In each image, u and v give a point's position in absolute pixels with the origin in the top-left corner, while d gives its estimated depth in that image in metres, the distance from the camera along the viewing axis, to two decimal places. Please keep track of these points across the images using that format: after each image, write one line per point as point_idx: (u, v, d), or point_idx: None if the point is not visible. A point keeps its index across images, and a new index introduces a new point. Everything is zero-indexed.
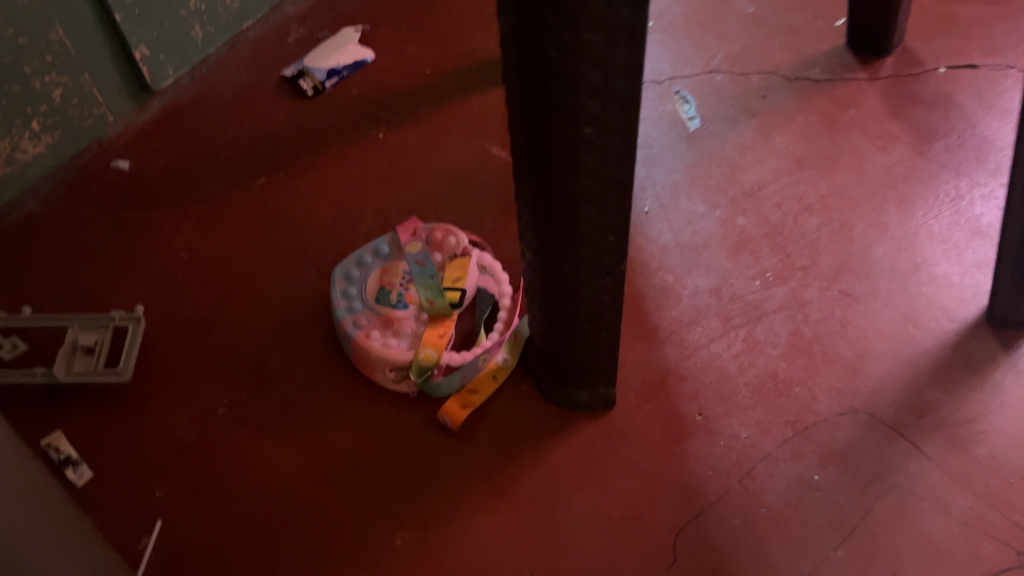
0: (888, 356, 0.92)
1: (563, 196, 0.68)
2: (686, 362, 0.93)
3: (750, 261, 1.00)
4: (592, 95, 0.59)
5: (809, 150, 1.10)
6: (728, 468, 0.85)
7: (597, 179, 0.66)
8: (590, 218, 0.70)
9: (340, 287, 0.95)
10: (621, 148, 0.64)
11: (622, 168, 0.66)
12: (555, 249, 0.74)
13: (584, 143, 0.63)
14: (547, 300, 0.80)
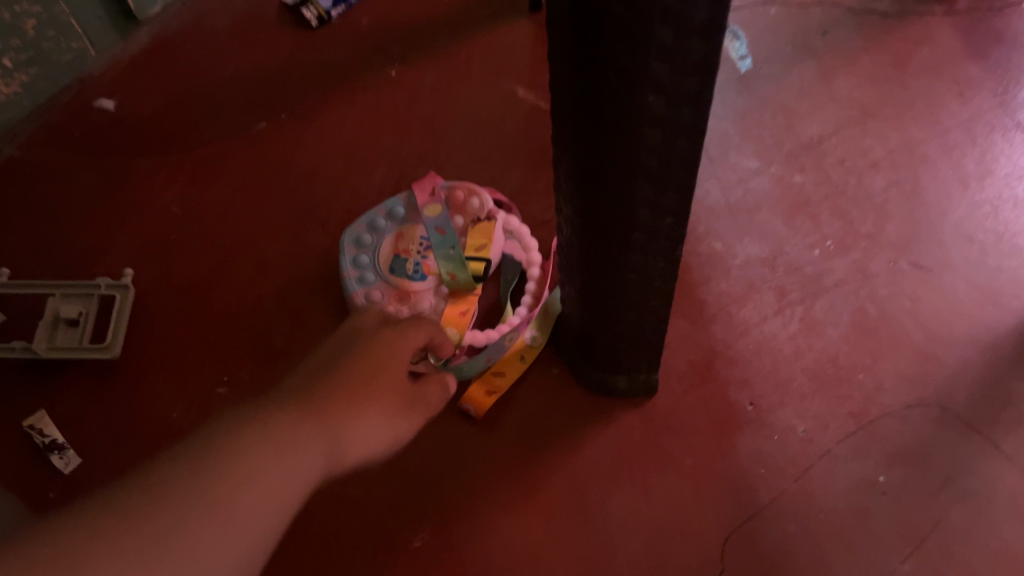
0: (964, 339, 0.82)
1: (616, 173, 0.57)
2: (736, 344, 0.83)
3: (809, 226, 0.89)
4: (661, 59, 0.48)
5: (876, 97, 0.98)
6: (783, 467, 0.77)
7: (658, 155, 0.56)
8: (646, 198, 0.59)
9: (349, 255, 0.85)
10: (690, 121, 0.54)
11: (689, 143, 0.55)
12: (602, 230, 0.64)
13: (647, 115, 0.52)
14: (588, 283, 0.71)
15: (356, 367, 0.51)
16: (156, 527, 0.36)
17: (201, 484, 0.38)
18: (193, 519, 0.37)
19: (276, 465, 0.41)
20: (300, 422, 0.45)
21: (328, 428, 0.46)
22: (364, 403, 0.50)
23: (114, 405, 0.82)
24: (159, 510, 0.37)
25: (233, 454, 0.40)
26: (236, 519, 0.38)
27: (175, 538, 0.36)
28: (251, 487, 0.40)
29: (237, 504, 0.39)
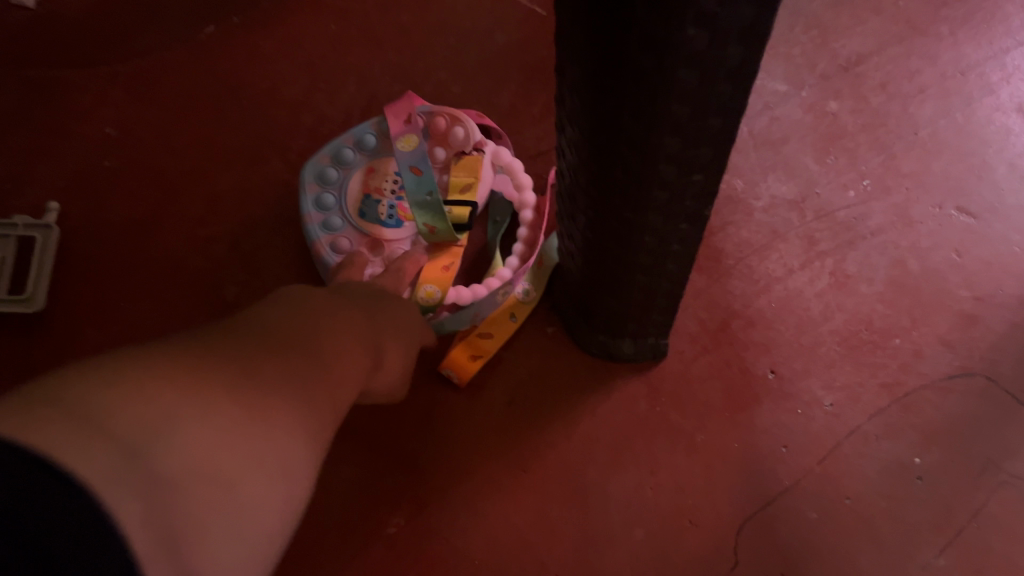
0: (1016, 300, 0.72)
1: (635, 123, 0.45)
2: (756, 302, 0.73)
3: (843, 163, 0.77)
4: None
5: (926, 9, 0.84)
6: (806, 446, 0.68)
7: (692, 105, 0.43)
8: (672, 154, 0.47)
9: (312, 194, 0.73)
10: (738, 63, 0.41)
11: (732, 87, 0.43)
12: (614, 186, 0.52)
13: (682, 56, 0.40)
14: (593, 242, 0.59)
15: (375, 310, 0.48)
16: (254, 411, 0.32)
17: (280, 381, 0.34)
18: (278, 419, 0.33)
19: (329, 390, 0.38)
20: (346, 348, 0.41)
21: (360, 366, 0.43)
22: (379, 352, 0.47)
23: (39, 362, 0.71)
24: (252, 393, 0.32)
25: (299, 362, 0.37)
26: (301, 432, 0.34)
27: (269, 432, 0.32)
28: (314, 403, 0.36)
29: (305, 417, 0.35)
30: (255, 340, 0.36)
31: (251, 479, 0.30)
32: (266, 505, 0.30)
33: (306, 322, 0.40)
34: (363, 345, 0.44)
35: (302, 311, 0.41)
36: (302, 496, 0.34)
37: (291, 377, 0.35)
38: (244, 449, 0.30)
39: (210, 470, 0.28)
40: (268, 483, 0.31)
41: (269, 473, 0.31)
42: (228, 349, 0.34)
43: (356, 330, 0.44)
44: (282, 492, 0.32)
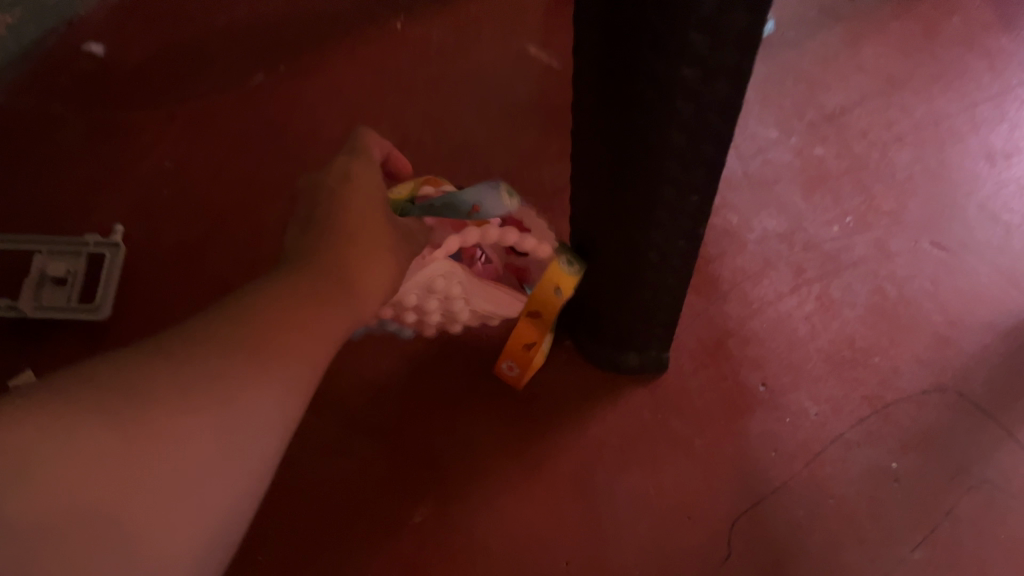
0: (984, 324, 0.80)
1: (641, 148, 0.54)
2: (750, 322, 0.80)
3: (828, 201, 0.86)
4: (700, 29, 0.45)
5: (904, 68, 0.94)
6: (794, 451, 0.75)
7: (689, 133, 0.52)
8: (672, 177, 0.56)
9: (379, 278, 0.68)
10: (725, 97, 0.50)
11: (723, 120, 0.52)
12: (622, 206, 0.60)
13: (680, 90, 0.49)
14: (603, 261, 0.67)
15: (341, 257, 0.47)
16: (144, 436, 0.32)
17: (193, 389, 0.35)
18: (180, 434, 0.33)
19: (268, 375, 0.38)
20: (290, 328, 0.41)
21: (318, 333, 0.43)
22: (357, 306, 0.46)
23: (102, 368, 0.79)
24: (146, 414, 0.32)
25: (221, 362, 0.37)
26: (211, 457, 0.34)
27: (169, 449, 0.32)
28: (243, 402, 0.36)
29: (229, 420, 0.35)
30: (169, 350, 0.36)
31: (141, 504, 0.31)
32: (172, 519, 0.32)
33: (238, 317, 0.40)
34: (320, 312, 0.44)
35: (244, 304, 0.41)
36: (233, 492, 0.35)
37: (207, 381, 0.35)
38: (132, 476, 0.31)
39: (81, 506, 0.29)
40: (173, 500, 0.32)
41: (173, 488, 0.32)
42: (133, 365, 0.34)
43: (309, 300, 0.43)
44: (195, 503, 0.33)
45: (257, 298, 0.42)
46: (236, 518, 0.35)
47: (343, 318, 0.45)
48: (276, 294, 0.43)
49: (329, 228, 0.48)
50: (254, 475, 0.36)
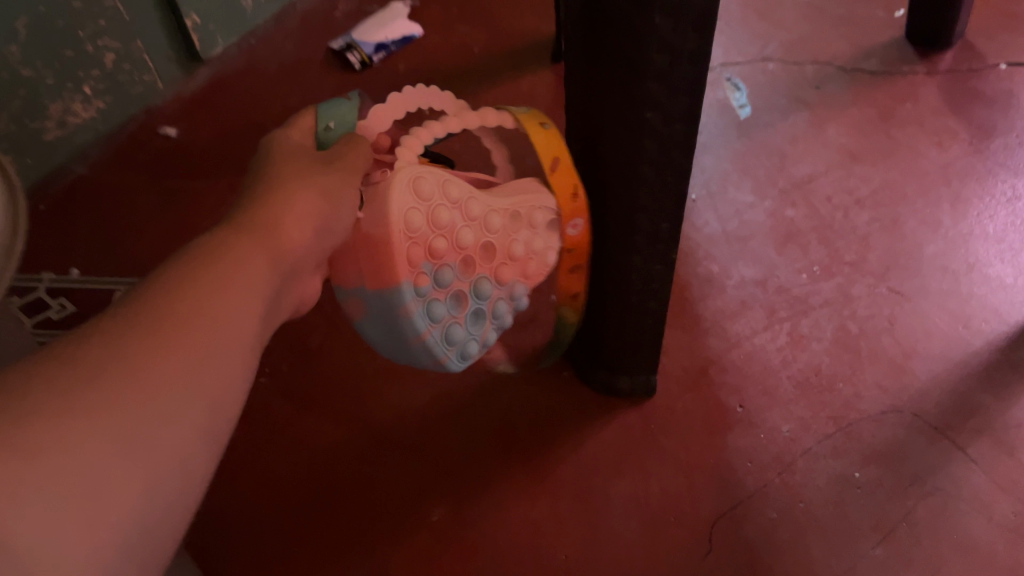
0: (937, 356, 0.90)
1: (618, 182, 0.66)
2: (729, 354, 0.92)
3: (798, 254, 0.99)
4: (657, 80, 0.58)
5: (863, 144, 1.08)
6: (768, 462, 0.85)
7: (657, 167, 0.65)
8: (644, 208, 0.68)
9: (443, 324, 0.55)
10: (682, 137, 0.63)
11: (683, 154, 0.64)
12: (605, 236, 0.72)
13: (646, 130, 0.61)
14: (593, 289, 0.79)
15: (264, 217, 0.46)
16: (27, 443, 0.30)
17: (89, 383, 0.33)
18: (68, 436, 0.31)
19: (183, 350, 0.36)
20: (207, 297, 0.39)
21: (242, 289, 0.41)
22: (285, 247, 0.45)
23: None
24: (27, 421, 0.31)
25: (121, 345, 0.35)
26: (170, 417, 0.34)
27: (59, 454, 0.30)
28: (149, 385, 0.34)
29: (136, 408, 0.33)
30: (66, 345, 0.34)
31: (33, 515, 0.29)
32: (76, 526, 0.30)
33: (149, 295, 0.38)
34: (243, 269, 0.42)
35: (156, 280, 0.39)
36: (152, 485, 0.33)
37: (106, 370, 0.33)
38: (22, 487, 0.29)
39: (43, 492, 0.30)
40: (73, 506, 0.30)
41: (70, 496, 0.30)
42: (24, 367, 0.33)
43: (228, 257, 0.42)
44: (105, 503, 0.31)
45: (174, 265, 0.40)
46: (170, 506, 0.34)
47: (272, 261, 0.44)
48: (192, 260, 0.41)
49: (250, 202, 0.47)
50: (184, 461, 0.35)
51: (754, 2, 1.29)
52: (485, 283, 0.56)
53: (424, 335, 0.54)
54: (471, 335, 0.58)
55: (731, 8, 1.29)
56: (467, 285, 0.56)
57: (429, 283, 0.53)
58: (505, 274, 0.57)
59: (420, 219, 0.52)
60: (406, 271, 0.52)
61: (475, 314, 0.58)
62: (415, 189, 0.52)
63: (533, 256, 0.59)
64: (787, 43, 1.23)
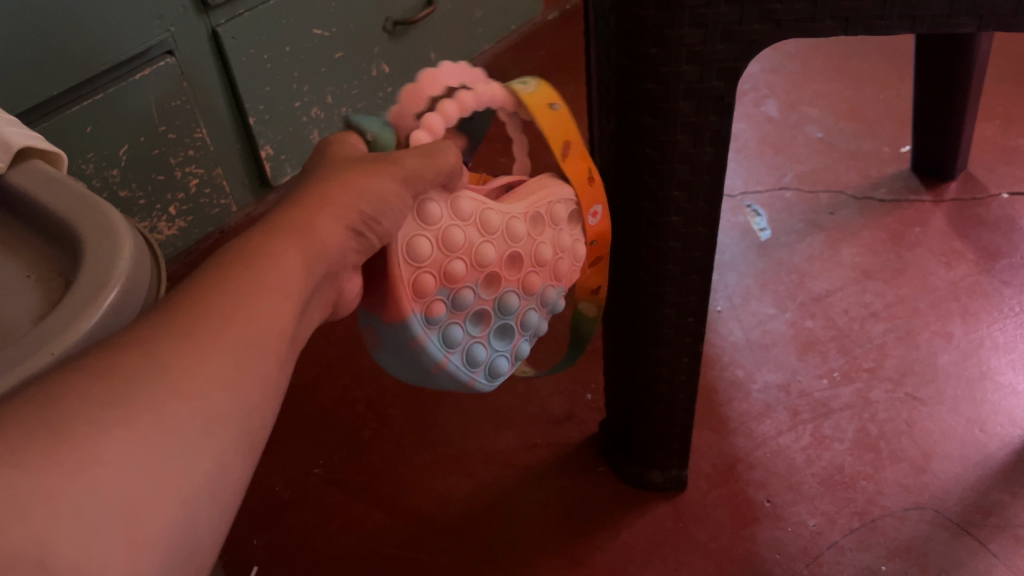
0: (955, 457, 0.94)
1: (647, 279, 0.72)
2: (755, 451, 0.97)
3: (818, 360, 1.06)
4: (680, 187, 0.65)
5: (875, 263, 1.18)
6: (795, 553, 0.88)
7: (682, 266, 0.71)
8: (672, 300, 0.74)
9: (462, 351, 0.57)
10: (703, 238, 0.69)
11: (703, 257, 0.70)
12: (634, 329, 0.78)
13: (669, 230, 0.68)
14: (625, 383, 0.84)
15: (302, 222, 0.46)
16: (66, 463, 0.30)
17: (123, 396, 0.33)
18: (105, 449, 0.31)
19: (222, 356, 0.37)
20: (247, 314, 0.39)
21: (280, 296, 0.42)
22: (322, 243, 0.46)
23: None
24: (65, 440, 0.31)
25: (154, 358, 0.35)
26: (222, 418, 0.36)
27: (101, 477, 0.31)
28: (179, 400, 0.34)
29: (192, 412, 0.35)
30: (102, 355, 0.35)
31: (76, 533, 0.29)
32: (116, 542, 0.30)
33: (187, 305, 0.38)
34: (281, 277, 0.42)
35: (203, 283, 0.40)
36: (186, 497, 0.33)
37: (140, 384, 0.34)
38: (61, 507, 0.29)
39: (123, 495, 0.31)
40: (113, 520, 0.30)
41: (113, 515, 0.31)
42: (58, 380, 0.33)
43: (267, 264, 0.42)
44: (156, 506, 0.32)
45: (218, 269, 0.41)
46: (212, 506, 0.35)
47: (312, 260, 0.45)
48: (226, 265, 0.42)
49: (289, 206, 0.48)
50: (234, 457, 0.36)
51: (770, 139, 1.43)
52: (510, 298, 0.57)
53: (444, 362, 0.56)
54: (498, 352, 0.60)
55: (748, 144, 1.42)
56: (490, 303, 0.57)
57: (444, 308, 0.55)
58: (532, 283, 0.58)
59: (428, 245, 0.53)
60: (415, 305, 0.53)
61: (501, 331, 0.59)
62: (421, 218, 0.53)
63: (560, 257, 0.60)
64: (801, 173, 1.35)
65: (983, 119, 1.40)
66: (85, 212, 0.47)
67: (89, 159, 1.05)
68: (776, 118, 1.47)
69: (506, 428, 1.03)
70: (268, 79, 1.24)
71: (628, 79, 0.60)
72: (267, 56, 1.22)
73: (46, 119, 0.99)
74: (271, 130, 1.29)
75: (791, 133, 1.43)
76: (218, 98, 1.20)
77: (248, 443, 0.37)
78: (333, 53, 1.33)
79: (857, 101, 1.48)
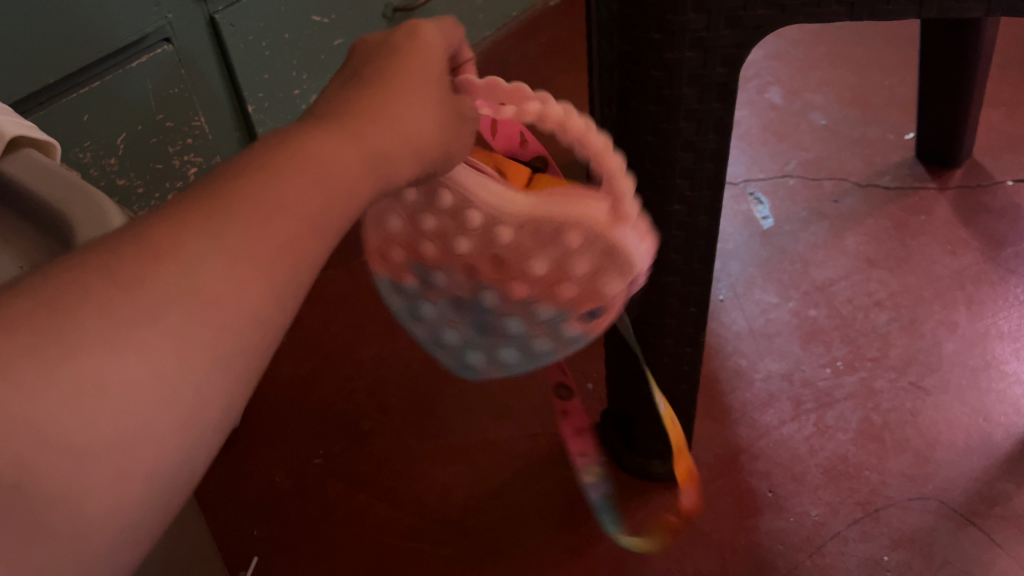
0: (960, 446, 0.94)
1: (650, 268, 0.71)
2: (758, 442, 0.97)
3: (821, 349, 1.06)
4: (683, 176, 0.64)
5: (879, 252, 1.17)
6: (798, 544, 0.87)
7: (684, 255, 0.70)
8: (674, 290, 0.73)
9: (432, 326, 0.61)
10: (706, 227, 0.68)
11: (706, 246, 0.70)
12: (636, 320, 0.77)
13: (673, 220, 0.67)
14: (627, 374, 0.83)
15: (380, 115, 0.40)
16: (63, 381, 0.27)
17: (142, 309, 0.30)
18: (109, 371, 0.28)
19: (256, 281, 0.32)
20: (299, 226, 0.34)
21: (339, 210, 0.37)
22: (397, 148, 0.40)
23: (233, 470, 1.00)
24: (67, 352, 0.28)
25: (183, 264, 0.31)
26: (244, 349, 0.32)
27: (94, 412, 0.28)
28: (204, 323, 0.31)
29: (210, 344, 0.31)
30: (121, 252, 0.31)
31: (55, 462, 0.27)
32: (98, 476, 0.28)
33: (235, 197, 0.33)
34: (344, 184, 0.37)
35: (258, 176, 0.35)
36: (187, 435, 0.30)
37: (164, 296, 0.30)
38: (50, 432, 0.27)
39: (118, 430, 0.28)
40: (103, 452, 0.28)
41: (102, 451, 0.28)
42: (74, 271, 0.30)
43: (334, 162, 0.37)
44: (153, 446, 0.29)
45: (274, 159, 0.36)
46: (215, 440, 0.32)
47: (381, 167, 0.39)
48: (287, 152, 0.36)
49: (370, 89, 0.42)
50: (248, 388, 0.33)
51: (774, 126, 1.41)
52: (486, 295, 0.57)
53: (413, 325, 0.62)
54: (476, 344, 0.60)
55: (752, 131, 1.41)
56: (466, 293, 0.58)
57: (413, 281, 0.58)
58: (514, 290, 0.55)
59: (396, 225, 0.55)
60: (381, 267, 0.58)
61: (481, 325, 0.60)
62: (396, 198, 0.53)
63: (558, 281, 0.54)
64: (804, 161, 1.34)
65: (989, 106, 1.38)
66: (80, 202, 0.46)
67: (86, 147, 1.02)
68: (779, 105, 1.46)
69: (508, 417, 1.03)
70: (266, 67, 1.24)
71: (630, 66, 0.59)
72: (265, 43, 1.22)
73: (41, 107, 0.96)
74: (269, 118, 1.29)
75: (794, 120, 1.42)
76: (215, 85, 1.19)
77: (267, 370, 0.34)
78: (332, 40, 1.32)
79: (861, 88, 1.47)
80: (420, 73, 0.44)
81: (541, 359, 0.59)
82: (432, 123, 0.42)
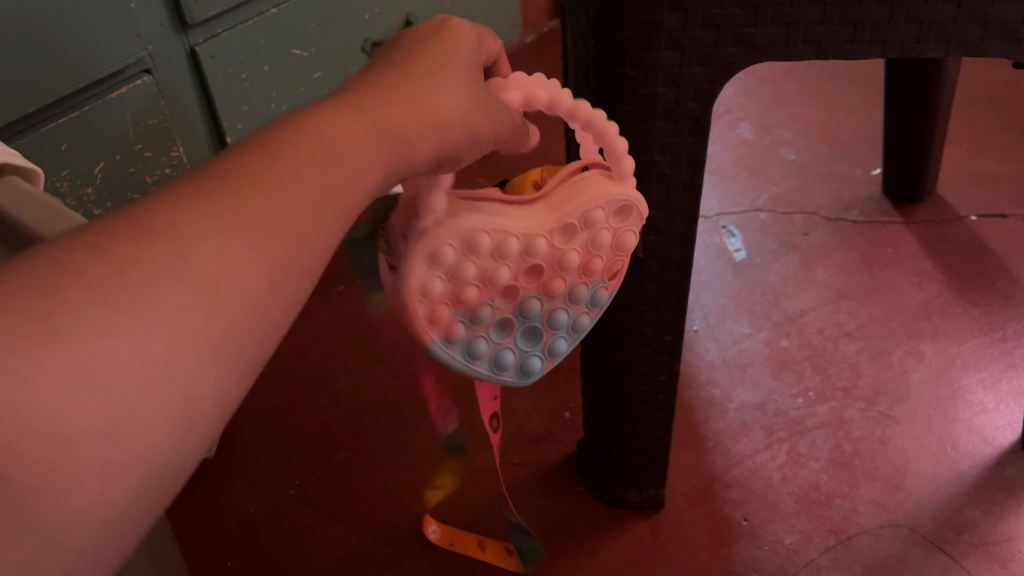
0: (929, 474, 0.95)
1: (624, 297, 0.72)
2: (732, 470, 0.98)
3: (793, 379, 1.07)
4: (657, 208, 0.66)
5: (848, 283, 1.20)
6: (773, 571, 0.88)
7: (660, 285, 0.71)
8: (650, 319, 0.74)
9: (489, 363, 0.56)
10: (679, 257, 0.70)
11: (680, 276, 0.71)
12: (612, 348, 0.78)
13: (648, 250, 0.69)
14: (603, 403, 0.84)
15: (387, 106, 0.42)
16: (55, 366, 0.28)
17: (133, 295, 0.30)
18: (110, 351, 0.29)
19: (252, 268, 0.34)
20: (296, 216, 0.36)
21: (333, 201, 0.38)
22: (403, 139, 0.42)
23: (205, 502, 0.99)
24: (63, 336, 0.29)
25: (170, 250, 0.32)
26: (237, 337, 0.33)
27: (97, 394, 0.29)
28: (195, 309, 0.32)
29: (207, 329, 0.32)
30: (124, 237, 0.32)
31: (55, 441, 0.28)
32: (94, 459, 0.29)
33: (229, 191, 0.35)
34: (345, 177, 0.39)
35: (257, 166, 0.36)
36: (179, 419, 0.31)
37: (152, 280, 0.31)
38: (36, 414, 0.27)
39: (116, 413, 0.29)
40: (96, 436, 0.29)
41: (99, 435, 0.29)
42: (71, 259, 0.31)
43: (328, 152, 0.39)
44: (148, 427, 0.30)
45: (272, 151, 0.37)
46: (205, 426, 0.33)
47: (384, 157, 0.41)
48: (280, 144, 0.38)
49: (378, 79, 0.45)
50: (239, 376, 0.34)
51: (745, 161, 1.45)
52: (533, 304, 0.55)
53: (471, 371, 0.56)
54: (531, 350, 0.58)
55: (723, 165, 1.44)
56: (512, 311, 0.55)
57: (465, 328, 0.53)
58: (557, 287, 0.55)
59: (440, 285, 0.51)
60: (433, 332, 0.53)
61: (529, 333, 0.57)
62: (431, 261, 0.50)
63: (591, 257, 0.55)
64: (775, 195, 1.37)
65: (952, 143, 1.43)
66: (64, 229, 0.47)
67: (63, 176, 1.02)
68: (750, 140, 1.49)
69: (484, 448, 1.03)
70: (246, 99, 1.25)
71: (605, 101, 0.61)
72: (245, 75, 1.23)
73: (21, 136, 0.97)
74: None
75: (765, 155, 1.46)
76: (194, 119, 1.20)
77: (256, 362, 0.35)
78: (311, 73, 1.34)
79: (829, 124, 1.51)
80: (443, 62, 0.47)
81: (584, 330, 0.60)
82: (445, 107, 0.44)
